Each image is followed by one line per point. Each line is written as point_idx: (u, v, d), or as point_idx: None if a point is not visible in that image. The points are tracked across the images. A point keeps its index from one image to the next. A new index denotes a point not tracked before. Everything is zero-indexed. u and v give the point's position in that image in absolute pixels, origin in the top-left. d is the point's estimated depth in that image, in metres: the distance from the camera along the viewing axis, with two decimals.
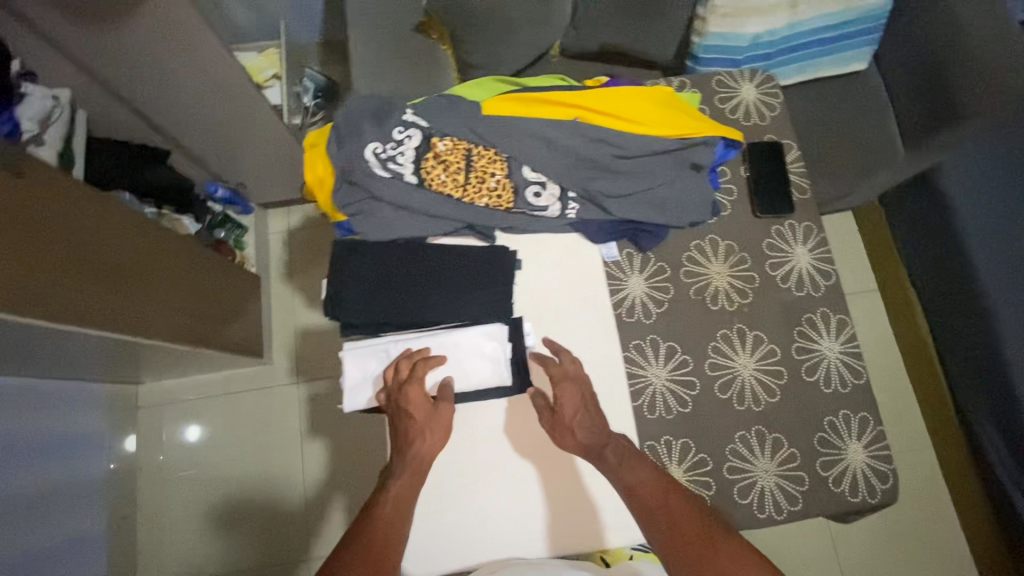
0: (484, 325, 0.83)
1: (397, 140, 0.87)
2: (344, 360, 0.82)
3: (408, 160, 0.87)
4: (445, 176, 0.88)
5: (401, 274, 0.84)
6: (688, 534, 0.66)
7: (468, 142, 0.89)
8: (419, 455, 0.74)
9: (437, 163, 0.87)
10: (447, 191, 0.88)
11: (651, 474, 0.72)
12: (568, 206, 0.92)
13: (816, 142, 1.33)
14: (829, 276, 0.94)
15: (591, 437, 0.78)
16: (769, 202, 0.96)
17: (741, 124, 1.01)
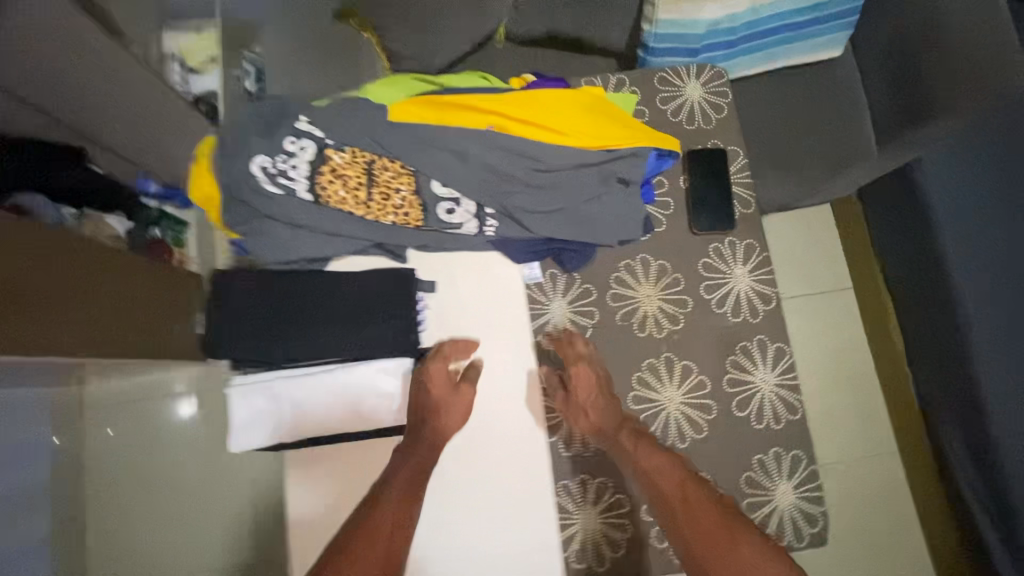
0: (382, 360, 0.77)
1: (289, 151, 0.78)
2: (231, 399, 0.76)
3: (301, 175, 0.78)
4: (344, 192, 0.80)
5: (292, 304, 0.77)
6: (704, 520, 0.64)
7: (369, 153, 0.80)
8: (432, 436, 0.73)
9: (334, 178, 0.79)
10: (348, 208, 0.80)
11: (668, 459, 0.72)
12: (486, 223, 0.83)
13: (787, 137, 1.21)
14: (769, 301, 0.86)
15: (605, 422, 0.78)
16: (709, 219, 0.88)
17: (684, 128, 0.92)
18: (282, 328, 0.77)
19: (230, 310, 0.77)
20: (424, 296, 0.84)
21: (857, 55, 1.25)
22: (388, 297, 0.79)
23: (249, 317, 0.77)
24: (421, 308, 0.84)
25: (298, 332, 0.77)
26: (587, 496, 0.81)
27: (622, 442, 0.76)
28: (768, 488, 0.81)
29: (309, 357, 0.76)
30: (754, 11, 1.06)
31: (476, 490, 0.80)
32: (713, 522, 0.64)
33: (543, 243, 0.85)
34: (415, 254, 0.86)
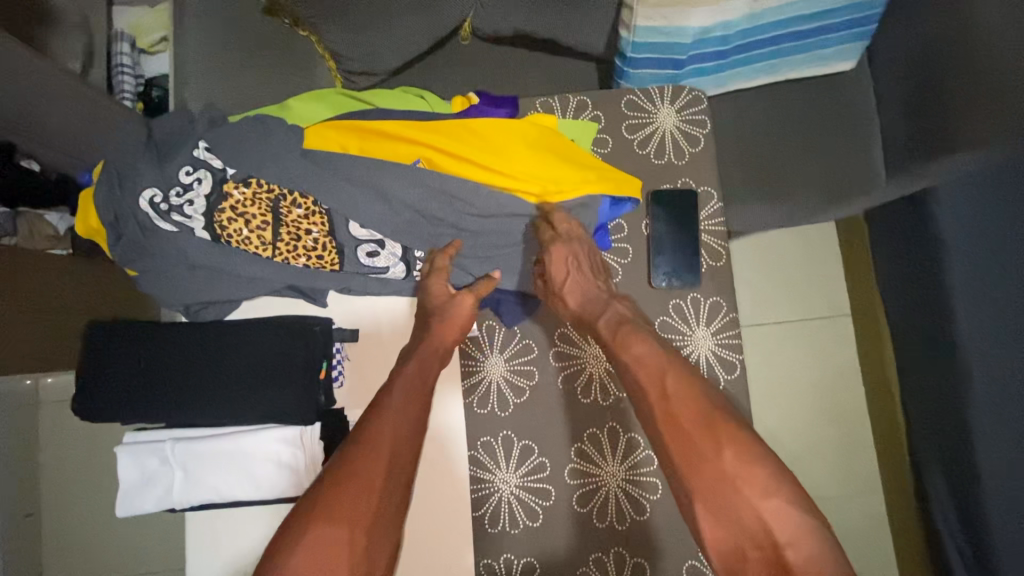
0: (284, 426, 0.69)
1: (184, 184, 0.68)
2: (119, 457, 0.69)
3: (199, 211, 0.69)
4: (248, 232, 0.70)
5: (184, 360, 0.69)
6: (685, 419, 0.58)
7: (276, 189, 0.70)
8: (431, 345, 0.69)
9: (236, 216, 0.69)
10: (253, 249, 0.71)
11: (657, 353, 0.65)
12: (414, 267, 0.74)
13: (784, 159, 1.08)
14: (733, 369, 0.77)
15: (590, 306, 0.71)
16: (671, 271, 0.77)
17: (651, 163, 0.80)
18: (170, 389, 0.68)
19: (115, 367, 0.68)
20: (342, 345, 0.75)
21: (873, 68, 1.10)
22: (295, 354, 0.70)
23: (135, 373, 0.68)
24: (337, 361, 0.74)
25: (189, 392, 0.68)
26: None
27: (602, 331, 0.69)
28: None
29: (203, 419, 0.69)
30: (751, 18, 0.92)
31: None
32: (692, 422, 0.58)
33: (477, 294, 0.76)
34: (337, 297, 0.76)
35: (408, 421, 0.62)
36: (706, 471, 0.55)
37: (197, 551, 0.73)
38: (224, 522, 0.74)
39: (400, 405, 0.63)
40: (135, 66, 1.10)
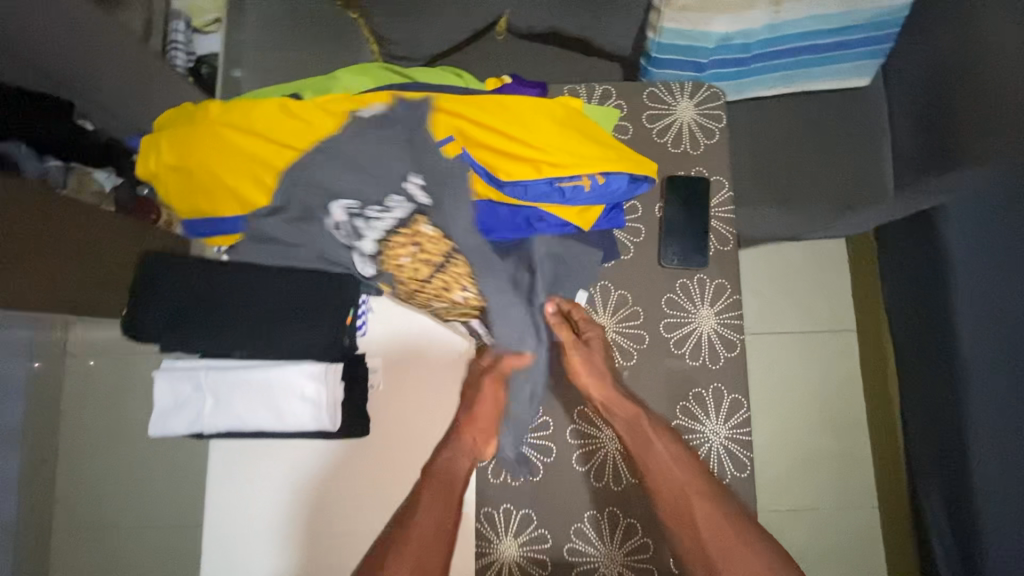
0: (311, 363, 0.74)
1: (383, 204, 0.72)
2: (156, 381, 0.74)
3: (380, 229, 0.73)
4: (406, 263, 0.75)
5: (220, 294, 0.74)
6: (700, 521, 0.68)
7: (449, 243, 0.73)
8: (456, 438, 0.75)
9: (407, 246, 0.73)
10: (406, 278, 0.76)
11: (679, 449, 0.73)
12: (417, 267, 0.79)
13: (798, 168, 1.13)
14: (733, 348, 0.81)
15: (614, 408, 0.76)
16: (680, 252, 0.82)
17: (668, 152, 0.85)
18: (208, 317, 0.73)
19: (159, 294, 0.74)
20: (368, 297, 0.82)
21: (887, 86, 1.15)
22: (324, 298, 0.75)
23: (175, 302, 0.73)
24: (364, 311, 0.82)
25: (224, 323, 0.73)
26: (509, 526, 0.78)
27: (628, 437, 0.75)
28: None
29: (237, 352, 0.74)
30: (770, 29, 0.98)
31: (393, 504, 0.79)
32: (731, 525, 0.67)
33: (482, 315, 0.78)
34: None
35: (446, 509, 0.69)
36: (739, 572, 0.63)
37: (220, 472, 0.80)
38: (249, 450, 0.80)
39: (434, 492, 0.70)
40: (188, 43, 1.14)
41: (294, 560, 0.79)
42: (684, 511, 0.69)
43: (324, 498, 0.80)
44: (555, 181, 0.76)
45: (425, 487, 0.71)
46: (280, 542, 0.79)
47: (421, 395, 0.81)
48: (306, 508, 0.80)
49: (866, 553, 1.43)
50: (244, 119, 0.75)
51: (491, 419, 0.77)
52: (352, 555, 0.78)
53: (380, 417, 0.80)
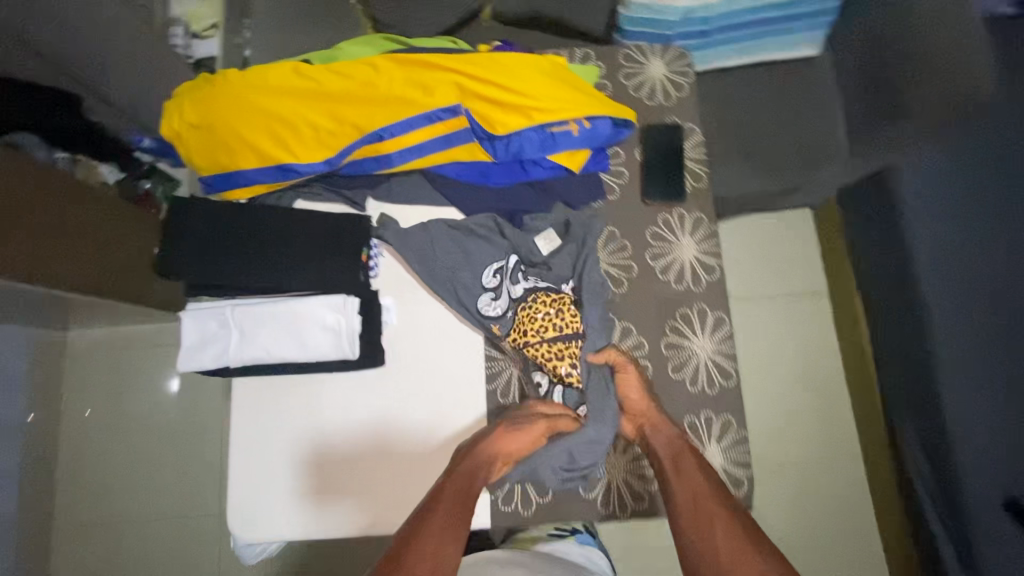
0: (329, 295, 0.80)
1: (537, 280, 0.87)
2: (183, 320, 0.80)
3: (522, 288, 0.86)
4: (538, 319, 0.83)
5: (240, 235, 0.79)
6: (720, 535, 0.68)
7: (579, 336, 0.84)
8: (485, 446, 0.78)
9: (546, 308, 0.83)
10: (524, 331, 0.83)
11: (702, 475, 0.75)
12: (500, 306, 0.86)
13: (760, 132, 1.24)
14: (713, 272, 0.89)
15: (659, 440, 0.79)
16: (660, 189, 0.91)
17: (644, 103, 0.95)
18: (230, 256, 0.79)
19: (183, 238, 0.79)
20: (379, 243, 0.88)
21: (834, 56, 1.27)
22: (339, 236, 0.82)
23: (199, 244, 0.79)
24: (375, 255, 0.87)
25: (246, 262, 0.79)
26: None
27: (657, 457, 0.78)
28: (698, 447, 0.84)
29: (259, 287, 0.80)
30: None
31: (409, 427, 0.84)
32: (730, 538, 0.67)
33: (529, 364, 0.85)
34: (374, 204, 0.90)
35: (464, 513, 0.72)
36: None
37: (239, 410, 0.85)
38: (268, 387, 0.85)
39: (446, 499, 0.73)
40: (187, 48, 1.21)
41: (314, 488, 0.83)
42: (704, 525, 0.69)
43: (342, 429, 0.84)
44: (545, 127, 0.84)
45: (444, 489, 0.74)
46: (299, 472, 0.83)
47: (430, 334, 0.87)
48: (326, 438, 0.84)
49: (853, 500, 1.51)
50: (261, 80, 0.83)
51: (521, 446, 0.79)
52: (373, 478, 0.83)
53: (393, 350, 0.86)
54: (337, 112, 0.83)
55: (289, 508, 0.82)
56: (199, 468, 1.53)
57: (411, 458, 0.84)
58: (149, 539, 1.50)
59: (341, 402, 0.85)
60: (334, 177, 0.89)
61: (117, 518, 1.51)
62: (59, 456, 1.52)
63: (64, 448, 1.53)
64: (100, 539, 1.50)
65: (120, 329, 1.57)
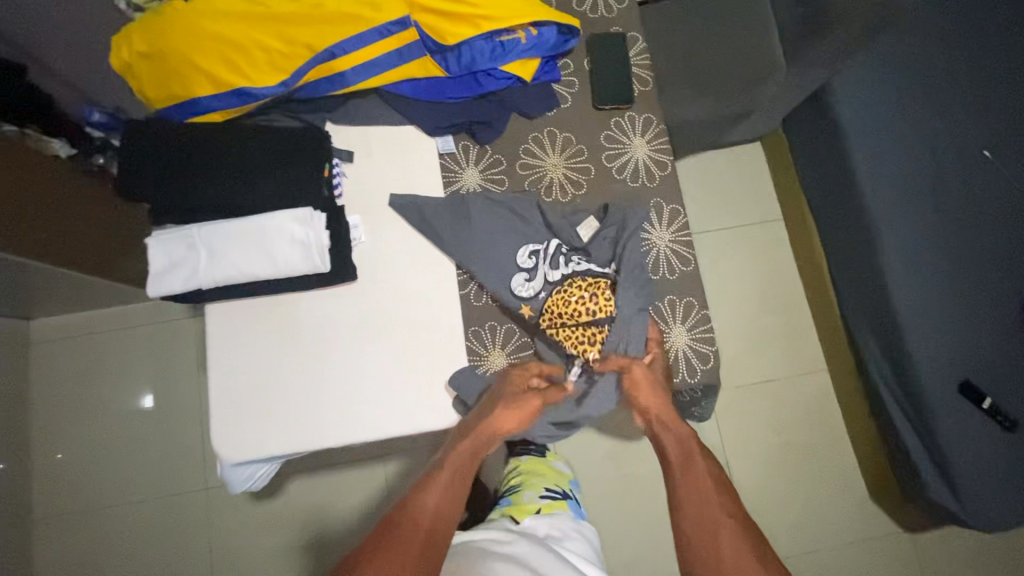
0: (295, 208, 0.82)
1: (577, 263, 0.88)
2: (150, 247, 0.81)
3: (559, 272, 0.88)
4: (574, 299, 0.86)
5: (201, 155, 0.81)
6: (722, 542, 0.71)
7: (607, 326, 0.85)
8: (489, 427, 0.80)
9: (584, 290, 0.86)
10: (558, 308, 0.86)
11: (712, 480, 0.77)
12: (535, 287, 0.87)
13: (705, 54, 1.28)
14: (665, 167, 0.93)
15: (660, 422, 0.82)
16: (610, 93, 0.95)
17: (587, 16, 0.98)
18: (192, 175, 0.80)
19: (142, 162, 0.80)
20: (340, 164, 0.90)
21: None
22: (299, 150, 0.83)
23: (160, 165, 0.80)
24: (337, 174, 0.89)
25: (209, 180, 0.80)
26: (496, 341, 0.87)
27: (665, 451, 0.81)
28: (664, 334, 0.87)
29: (225, 206, 0.81)
30: None
31: (386, 338, 0.86)
32: (730, 543, 0.71)
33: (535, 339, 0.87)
34: (333, 128, 0.92)
35: (456, 493, 0.79)
36: None
37: (216, 335, 0.85)
38: (242, 311, 0.86)
39: (442, 484, 0.79)
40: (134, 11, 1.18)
41: (297, 403, 0.84)
42: (709, 532, 0.72)
43: (319, 347, 0.86)
44: (493, 36, 0.87)
45: (446, 468, 0.80)
46: (280, 389, 0.84)
47: (398, 247, 0.89)
48: (305, 354, 0.85)
49: (824, 409, 1.58)
50: (207, 6, 0.83)
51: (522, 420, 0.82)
52: (354, 390, 0.85)
53: (364, 264, 0.88)
54: (287, 33, 0.83)
55: (275, 426, 0.83)
56: (181, 446, 1.50)
57: (390, 366, 0.85)
58: (134, 520, 1.46)
59: (316, 320, 0.86)
60: (291, 103, 0.90)
61: (97, 505, 1.47)
62: (33, 446, 1.48)
63: (37, 438, 1.48)
64: (84, 526, 1.46)
65: (86, 312, 1.53)
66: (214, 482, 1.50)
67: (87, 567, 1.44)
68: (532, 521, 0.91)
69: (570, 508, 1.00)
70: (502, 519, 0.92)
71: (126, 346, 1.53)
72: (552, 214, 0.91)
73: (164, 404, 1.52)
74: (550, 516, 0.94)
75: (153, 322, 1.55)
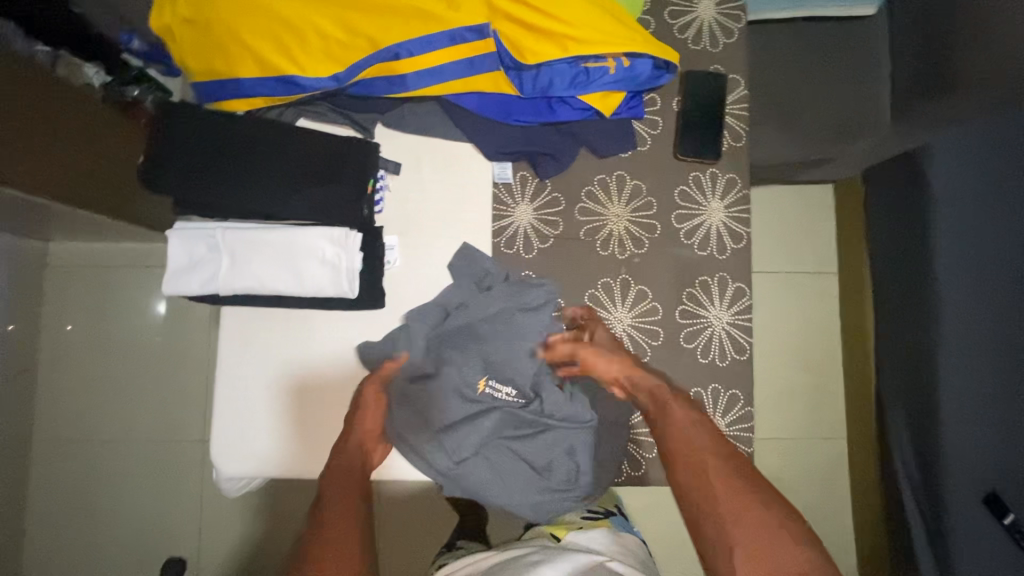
0: (330, 228, 0.76)
1: (505, 390, 0.80)
2: (170, 240, 0.76)
3: (513, 393, 0.80)
4: (461, 410, 0.78)
5: (237, 153, 0.75)
6: (711, 475, 0.68)
7: (445, 437, 0.77)
8: (360, 434, 0.77)
9: (473, 405, 0.79)
10: (434, 411, 0.78)
11: (694, 411, 0.75)
12: (442, 390, 0.78)
13: (812, 88, 1.09)
14: (740, 240, 0.83)
15: (626, 377, 0.78)
16: (695, 144, 0.84)
17: (688, 47, 0.86)
18: (222, 176, 0.75)
19: (173, 151, 0.75)
20: (386, 176, 0.81)
21: (893, 9, 1.08)
22: (339, 162, 0.77)
23: (192, 159, 0.75)
24: (380, 188, 0.81)
25: (239, 183, 0.75)
26: (410, 388, 0.79)
27: (647, 395, 0.77)
28: (493, 397, 0.79)
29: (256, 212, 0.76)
30: None
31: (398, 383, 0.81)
32: (734, 474, 0.68)
33: (431, 405, 0.78)
34: (384, 131, 0.83)
35: (358, 500, 0.73)
36: (745, 512, 0.65)
37: (231, 340, 0.80)
38: (262, 319, 0.80)
39: (336, 499, 0.72)
40: None
41: (302, 422, 0.80)
42: (698, 466, 0.70)
43: (327, 372, 0.80)
44: (580, 61, 0.75)
45: (335, 481, 0.73)
46: (289, 404, 0.80)
47: (432, 279, 0.81)
48: (321, 378, 0.80)
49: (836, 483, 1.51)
50: None
51: (376, 424, 0.78)
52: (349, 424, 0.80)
53: (395, 292, 0.81)
54: (350, 21, 0.73)
55: (279, 441, 0.80)
56: (158, 399, 1.42)
57: None
58: (104, 463, 1.40)
59: (332, 344, 0.80)
60: (341, 96, 0.81)
61: (63, 441, 1.40)
62: (38, 370, 1.39)
63: (43, 363, 1.40)
64: (48, 458, 1.39)
65: (85, 245, 1.41)
66: (188, 441, 1.42)
67: (80, 499, 1.39)
68: (573, 536, 0.77)
69: (613, 525, 0.84)
70: (541, 536, 0.79)
71: (117, 289, 1.42)
72: (591, 274, 0.83)
73: (144, 358, 1.42)
74: (593, 530, 0.80)
75: (146, 266, 1.43)
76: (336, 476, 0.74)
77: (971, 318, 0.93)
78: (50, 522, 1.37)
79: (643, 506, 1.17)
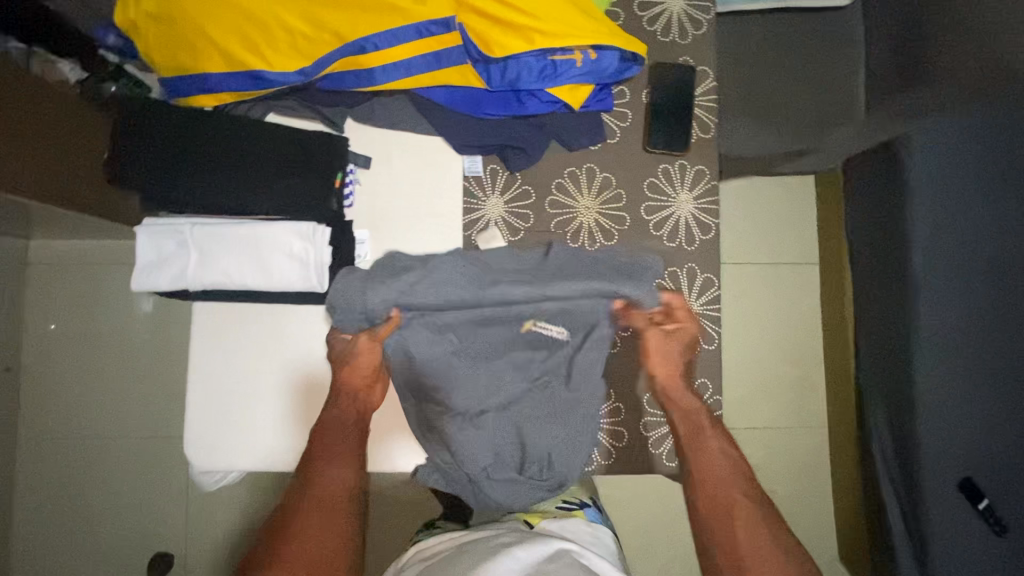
0: (299, 222, 0.76)
1: (546, 331, 0.80)
2: (139, 235, 0.77)
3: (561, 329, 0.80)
4: (466, 363, 0.79)
5: (201, 147, 0.75)
6: (737, 516, 0.66)
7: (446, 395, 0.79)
8: (347, 391, 0.76)
9: (482, 357, 0.79)
10: (441, 368, 0.79)
11: (735, 454, 0.72)
12: (442, 347, 0.79)
13: (785, 79, 1.10)
14: (709, 231, 0.85)
15: (677, 395, 0.78)
16: (664, 135, 0.84)
17: (658, 40, 0.87)
18: (187, 171, 0.75)
19: (138, 148, 0.75)
20: (355, 169, 0.81)
21: None
22: (307, 155, 0.77)
23: (155, 155, 0.74)
24: (349, 182, 0.81)
25: (206, 178, 0.75)
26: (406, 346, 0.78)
27: (689, 421, 0.76)
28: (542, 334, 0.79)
29: (222, 206, 0.76)
30: None
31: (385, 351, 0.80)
32: (761, 527, 0.65)
33: (426, 363, 0.79)
34: (354, 125, 0.83)
35: (350, 447, 0.73)
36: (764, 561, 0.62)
37: (203, 335, 0.81)
38: (234, 313, 0.81)
39: (330, 450, 0.72)
40: None
41: (276, 415, 0.81)
42: (723, 503, 0.67)
43: (299, 366, 0.81)
44: (546, 54, 0.75)
45: (328, 432, 0.74)
46: (261, 397, 0.81)
47: None
48: (294, 371, 0.81)
49: None
50: None
51: (365, 375, 0.77)
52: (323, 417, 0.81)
53: None
54: (315, 15, 0.73)
55: (252, 433, 0.81)
56: (140, 394, 1.42)
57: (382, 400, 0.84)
58: (85, 459, 1.40)
59: (303, 338, 0.81)
60: (310, 91, 0.81)
61: (44, 436, 1.40)
62: (23, 368, 1.40)
63: (26, 360, 1.40)
64: (31, 453, 1.39)
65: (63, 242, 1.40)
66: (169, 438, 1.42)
67: (64, 494, 1.39)
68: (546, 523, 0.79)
69: (589, 517, 0.85)
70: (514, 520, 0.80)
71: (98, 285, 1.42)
72: None
73: (125, 354, 1.41)
74: (567, 518, 0.81)
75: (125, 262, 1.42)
76: (327, 430, 0.74)
77: (941, 307, 0.94)
78: (36, 520, 1.38)
79: (622, 496, 1.18)
